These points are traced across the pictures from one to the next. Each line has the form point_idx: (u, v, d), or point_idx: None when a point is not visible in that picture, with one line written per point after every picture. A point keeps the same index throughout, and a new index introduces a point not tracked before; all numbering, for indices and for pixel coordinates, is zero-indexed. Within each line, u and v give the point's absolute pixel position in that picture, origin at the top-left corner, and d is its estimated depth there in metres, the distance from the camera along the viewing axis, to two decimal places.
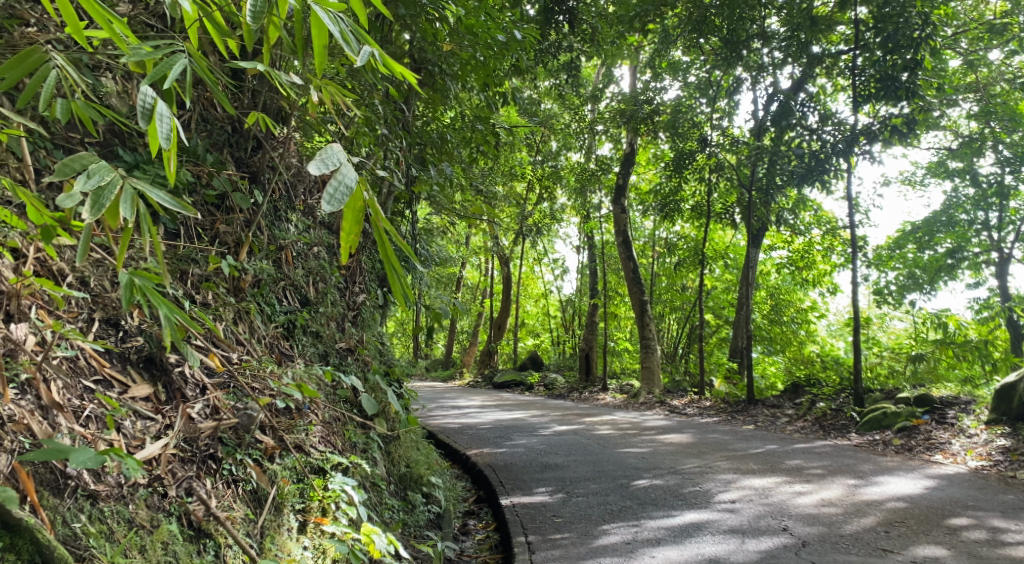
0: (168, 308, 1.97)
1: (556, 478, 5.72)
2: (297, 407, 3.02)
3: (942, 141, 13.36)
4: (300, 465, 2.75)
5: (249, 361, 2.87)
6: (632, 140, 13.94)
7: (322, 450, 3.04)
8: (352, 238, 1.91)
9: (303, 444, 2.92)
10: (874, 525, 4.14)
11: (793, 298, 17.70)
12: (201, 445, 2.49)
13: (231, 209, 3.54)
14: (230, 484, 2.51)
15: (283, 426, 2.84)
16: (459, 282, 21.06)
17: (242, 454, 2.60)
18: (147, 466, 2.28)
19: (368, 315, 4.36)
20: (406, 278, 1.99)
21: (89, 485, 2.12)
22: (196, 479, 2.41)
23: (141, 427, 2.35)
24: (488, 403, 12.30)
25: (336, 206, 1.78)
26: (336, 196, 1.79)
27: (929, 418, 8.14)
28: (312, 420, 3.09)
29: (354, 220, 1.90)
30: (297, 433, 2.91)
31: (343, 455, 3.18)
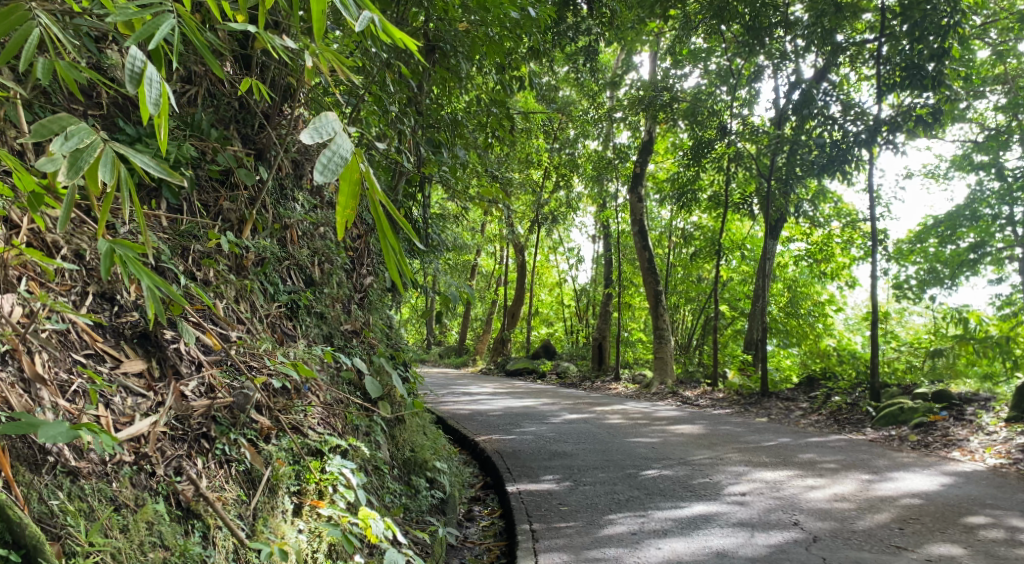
0: (153, 279, 1.88)
1: (565, 466, 5.65)
2: (296, 388, 2.97)
3: (968, 133, 13.09)
4: (296, 446, 2.69)
5: (246, 340, 2.84)
6: (650, 128, 13.77)
7: (322, 432, 2.97)
8: (348, 213, 1.83)
9: (301, 425, 2.87)
10: (887, 521, 4.04)
11: (810, 291, 17.50)
12: (193, 424, 2.45)
13: (236, 186, 3.48)
14: (223, 464, 2.47)
15: (280, 407, 2.79)
16: (474, 269, 21.00)
17: (236, 434, 2.56)
18: (133, 443, 2.24)
19: (376, 296, 4.29)
20: (403, 257, 1.90)
21: (71, 462, 2.08)
22: (186, 458, 2.38)
23: (131, 403, 2.32)
24: (499, 390, 12.26)
25: (330, 178, 1.69)
26: (329, 166, 1.71)
27: (947, 414, 7.99)
28: (312, 401, 3.03)
29: (350, 194, 1.82)
30: (294, 414, 2.85)
31: (343, 437, 3.12)
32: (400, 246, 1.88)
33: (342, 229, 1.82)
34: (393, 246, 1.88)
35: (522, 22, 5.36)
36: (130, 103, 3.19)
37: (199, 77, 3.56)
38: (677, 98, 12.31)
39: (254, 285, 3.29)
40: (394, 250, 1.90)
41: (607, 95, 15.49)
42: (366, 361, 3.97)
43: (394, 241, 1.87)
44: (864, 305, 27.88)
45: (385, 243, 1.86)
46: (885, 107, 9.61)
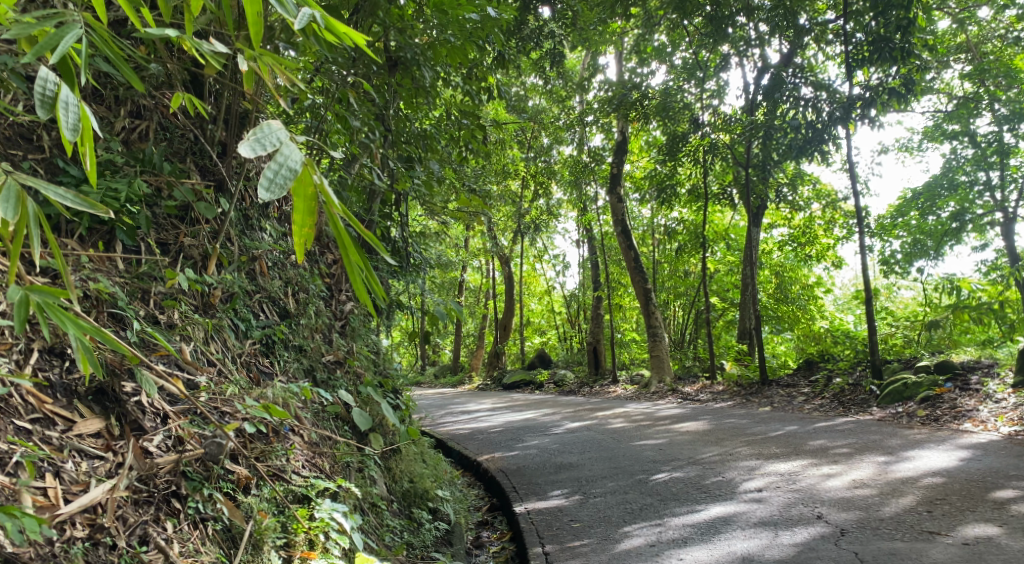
0: (76, 326, 1.75)
1: (572, 478, 5.44)
2: (275, 431, 2.77)
3: (938, 103, 13.06)
4: (280, 495, 2.48)
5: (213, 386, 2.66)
6: (623, 128, 13.66)
7: (306, 475, 2.77)
8: (305, 233, 1.67)
9: (284, 470, 2.67)
10: (914, 505, 3.86)
11: (798, 275, 17.43)
12: (159, 484, 2.25)
13: (196, 221, 3.24)
14: (197, 524, 2.27)
15: (257, 453, 2.57)
16: (460, 286, 20.77)
17: (211, 489, 2.36)
18: (87, 515, 2.04)
19: (359, 323, 4.08)
20: (371, 275, 1.72)
21: (8, 548, 1.85)
22: (153, 523, 2.18)
23: (86, 468, 2.13)
24: (498, 405, 12.03)
25: (276, 194, 1.51)
26: (275, 182, 1.53)
27: (952, 385, 7.87)
28: (294, 443, 2.82)
29: (306, 212, 1.66)
30: (273, 459, 2.64)
31: (332, 479, 2.90)
32: (366, 263, 1.70)
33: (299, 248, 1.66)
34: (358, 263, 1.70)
35: (481, 24, 5.20)
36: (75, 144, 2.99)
37: (149, 111, 3.37)
38: (646, 94, 12.21)
39: (224, 325, 3.08)
40: (360, 268, 1.72)
41: (576, 99, 15.39)
42: (353, 393, 3.75)
43: (358, 258, 1.68)
44: (852, 284, 27.91)
45: (348, 263, 1.66)
46: (855, 84, 9.54)
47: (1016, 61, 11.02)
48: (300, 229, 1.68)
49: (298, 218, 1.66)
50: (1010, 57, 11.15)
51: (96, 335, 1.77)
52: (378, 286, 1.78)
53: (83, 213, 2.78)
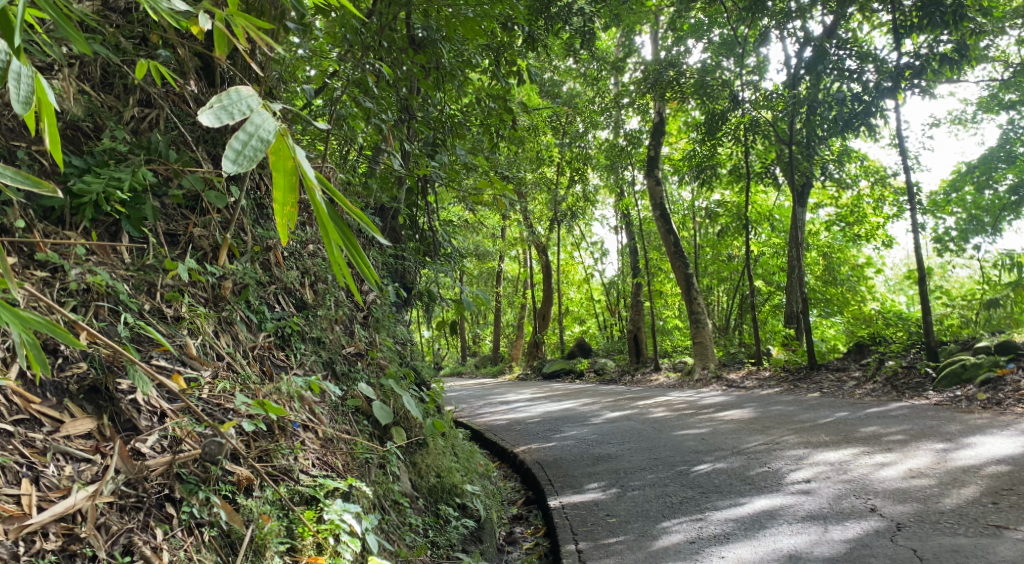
0: (13, 315, 1.59)
1: (610, 470, 5.24)
2: (282, 427, 2.68)
3: (993, 72, 12.47)
4: (283, 498, 2.40)
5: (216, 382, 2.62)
6: (660, 109, 13.34)
7: (316, 474, 2.68)
8: (288, 212, 1.54)
9: (290, 469, 2.58)
10: (977, 496, 3.58)
11: (846, 256, 16.92)
12: (151, 488, 2.19)
13: (207, 210, 3.11)
14: (193, 530, 2.20)
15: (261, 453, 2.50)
16: (498, 276, 20.66)
17: (207, 492, 2.29)
18: (62, 523, 1.99)
19: (382, 313, 3.94)
20: (354, 251, 1.62)
21: None
22: (140, 530, 2.11)
23: (70, 472, 2.09)
24: (538, 395, 11.89)
25: (243, 168, 1.46)
26: (242, 158, 1.47)
27: (1015, 366, 7.47)
28: (302, 440, 2.73)
29: (287, 189, 1.54)
30: (278, 458, 2.55)
31: (344, 477, 2.80)
32: (349, 240, 1.61)
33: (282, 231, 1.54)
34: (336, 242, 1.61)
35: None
36: (81, 135, 2.86)
37: (160, 98, 3.18)
38: (684, 73, 11.91)
39: (233, 317, 2.96)
40: (340, 246, 1.62)
41: (611, 82, 15.10)
42: (375, 385, 3.61)
43: (337, 236, 1.59)
44: (903, 263, 27.12)
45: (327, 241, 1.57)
46: (902, 53, 9.11)
47: None
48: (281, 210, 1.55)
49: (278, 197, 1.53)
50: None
51: (34, 326, 1.61)
52: (366, 264, 1.68)
53: (85, 205, 2.66)
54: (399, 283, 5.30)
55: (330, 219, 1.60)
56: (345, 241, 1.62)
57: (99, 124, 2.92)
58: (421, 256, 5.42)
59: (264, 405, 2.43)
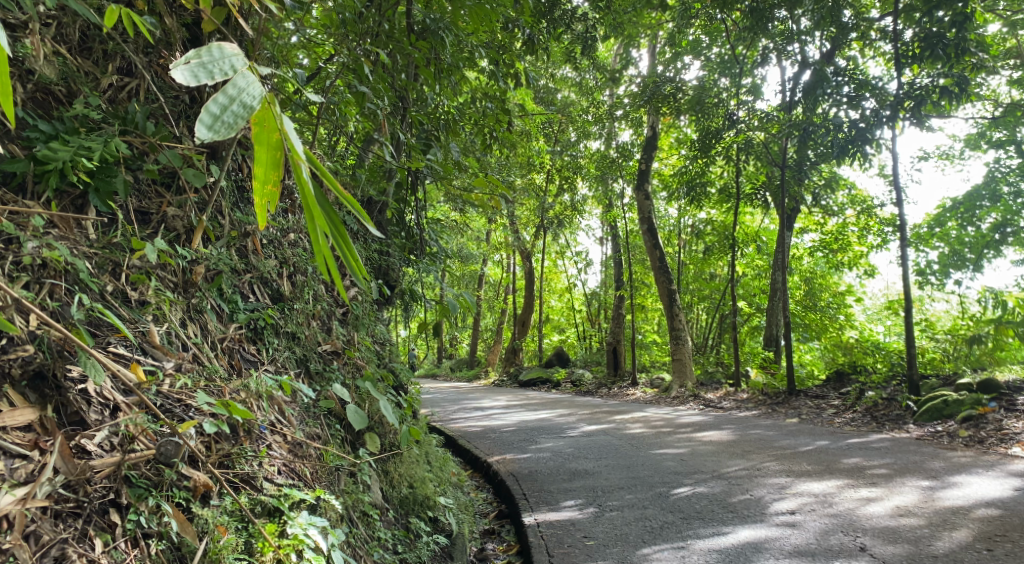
0: None
1: (586, 487, 5.07)
2: (248, 429, 2.50)
3: (984, 110, 12.52)
4: (243, 509, 2.24)
5: (180, 374, 2.44)
6: (654, 123, 13.26)
7: (280, 482, 2.50)
8: (268, 192, 1.50)
9: (254, 477, 2.41)
10: (970, 541, 3.45)
11: (828, 282, 16.90)
12: (92, 492, 2.03)
13: (184, 189, 2.88)
14: (138, 541, 2.05)
15: (222, 457, 2.33)
16: (480, 279, 20.45)
17: (158, 499, 2.12)
18: None
19: (362, 311, 3.74)
20: (340, 239, 1.54)
21: None
22: (73, 542, 1.95)
23: (2, 470, 1.90)
24: (513, 402, 11.72)
25: (219, 135, 1.42)
26: (219, 125, 1.44)
27: (997, 405, 7.41)
28: (269, 444, 2.54)
29: (270, 166, 1.50)
30: (241, 464, 2.38)
31: (310, 486, 2.62)
32: (335, 227, 1.53)
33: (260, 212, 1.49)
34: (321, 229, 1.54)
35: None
36: (52, 99, 2.62)
37: (141, 67, 2.93)
38: (681, 87, 11.82)
39: (204, 306, 2.76)
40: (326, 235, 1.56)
41: (606, 93, 14.99)
42: (350, 387, 3.42)
43: (324, 222, 1.53)
44: (881, 293, 27.29)
45: (313, 225, 1.51)
46: (901, 82, 9.05)
47: None
48: (261, 190, 1.51)
49: (259, 172, 1.49)
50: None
51: None
52: (353, 255, 1.60)
53: (50, 174, 2.43)
54: (381, 280, 5.09)
55: (318, 203, 1.54)
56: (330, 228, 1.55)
57: (73, 89, 2.68)
58: (406, 253, 5.23)
59: (230, 407, 2.24)
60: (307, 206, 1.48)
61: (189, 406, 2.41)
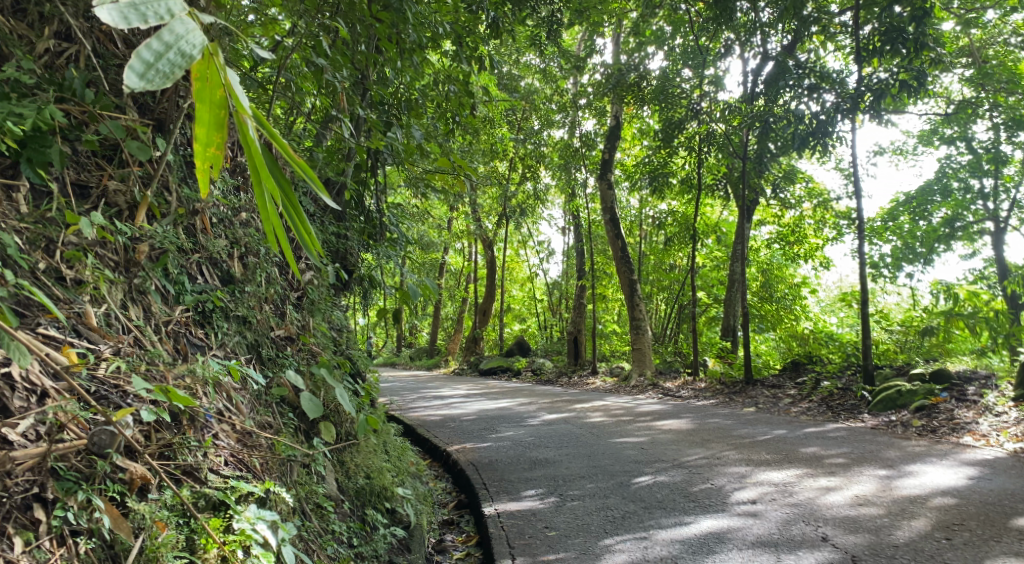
0: None
1: (547, 476, 5.01)
2: (190, 418, 2.37)
3: (937, 107, 12.78)
4: (183, 504, 2.11)
5: (118, 359, 2.30)
6: (616, 112, 13.24)
7: (226, 474, 2.37)
8: (210, 153, 1.51)
9: (197, 468, 2.28)
10: (929, 530, 3.46)
11: (785, 273, 17.14)
12: (14, 486, 1.87)
13: (126, 162, 2.70)
14: (65, 538, 1.90)
15: (161, 447, 2.20)
16: (441, 267, 20.29)
17: (89, 493, 1.98)
18: None
19: (318, 296, 3.61)
20: (289, 204, 1.55)
21: None
22: None
23: None
24: (473, 391, 11.63)
25: (150, 85, 1.41)
26: (149, 72, 1.43)
27: (948, 395, 7.56)
28: (214, 434, 2.41)
29: (214, 127, 1.50)
30: (183, 455, 2.25)
31: (259, 479, 2.49)
32: (284, 191, 1.54)
33: (202, 175, 1.49)
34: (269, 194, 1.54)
35: None
36: None
37: (81, 33, 2.72)
38: (646, 76, 11.80)
39: (147, 287, 2.59)
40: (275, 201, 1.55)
41: (569, 81, 14.92)
42: (304, 374, 3.28)
43: (273, 185, 1.52)
44: (835, 286, 27.83)
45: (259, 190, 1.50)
46: (862, 75, 9.12)
47: (1019, 68, 10.95)
48: (203, 152, 1.51)
49: (203, 133, 1.49)
50: (1014, 64, 11.23)
51: None
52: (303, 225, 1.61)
53: None
54: (339, 264, 4.93)
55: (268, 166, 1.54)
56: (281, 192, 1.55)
57: (5, 52, 2.49)
58: (365, 238, 5.08)
59: (169, 392, 2.10)
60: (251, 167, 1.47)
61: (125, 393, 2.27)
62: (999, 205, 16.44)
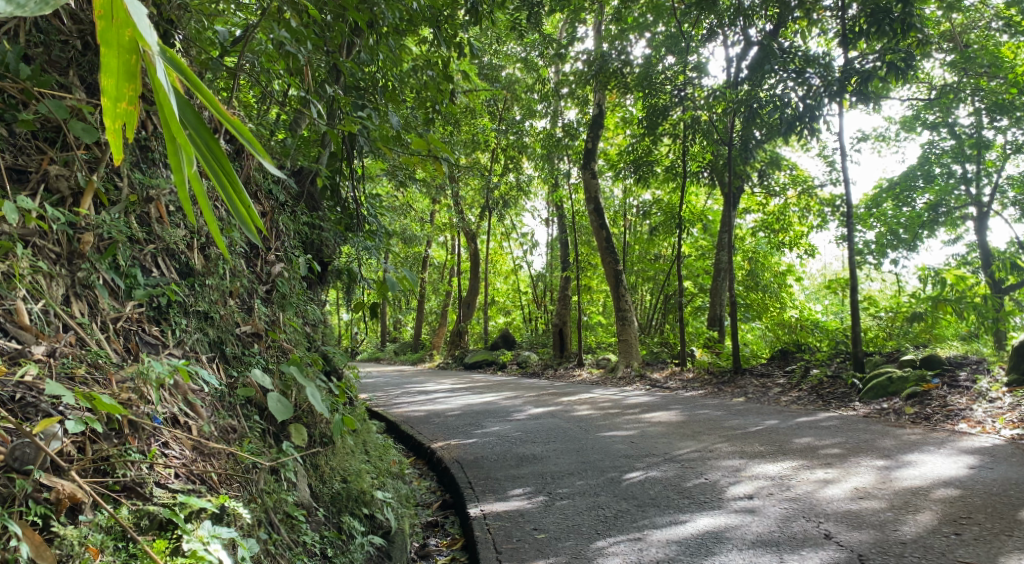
0: None
1: (535, 474, 4.82)
2: (133, 426, 2.18)
3: (919, 91, 12.67)
4: (119, 524, 1.95)
5: (47, 364, 2.11)
6: (599, 100, 13.01)
7: (177, 487, 2.21)
8: (122, 108, 1.41)
9: (141, 483, 2.11)
10: (937, 524, 3.31)
11: (770, 262, 17.05)
12: None
13: (70, 145, 2.46)
14: None
15: (94, 461, 2.04)
16: (424, 261, 20.02)
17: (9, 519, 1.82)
18: None
19: (288, 289, 3.40)
20: (207, 158, 1.49)
21: None
22: None
23: None
24: (457, 386, 11.43)
25: (25, 11, 1.40)
26: None
27: (940, 382, 7.45)
28: (161, 443, 2.25)
29: (124, 76, 1.42)
30: (122, 470, 2.08)
31: (216, 491, 2.32)
32: (202, 146, 1.49)
33: (113, 134, 1.39)
34: (187, 150, 1.49)
35: None
36: None
37: None
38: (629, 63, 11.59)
39: (92, 281, 2.36)
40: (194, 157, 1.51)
41: (551, 70, 14.71)
42: (273, 372, 3.06)
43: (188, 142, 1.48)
44: (819, 274, 27.85)
45: (172, 144, 1.47)
46: (849, 58, 8.95)
47: (1002, 52, 10.88)
48: (113, 107, 1.41)
49: (110, 83, 1.41)
50: (993, 48, 11.24)
51: None
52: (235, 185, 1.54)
53: None
54: (313, 256, 4.68)
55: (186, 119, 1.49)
56: (200, 148, 1.51)
57: None
58: (341, 228, 4.84)
59: (93, 399, 1.95)
60: (163, 117, 1.41)
61: (57, 400, 2.08)
62: (982, 190, 16.43)
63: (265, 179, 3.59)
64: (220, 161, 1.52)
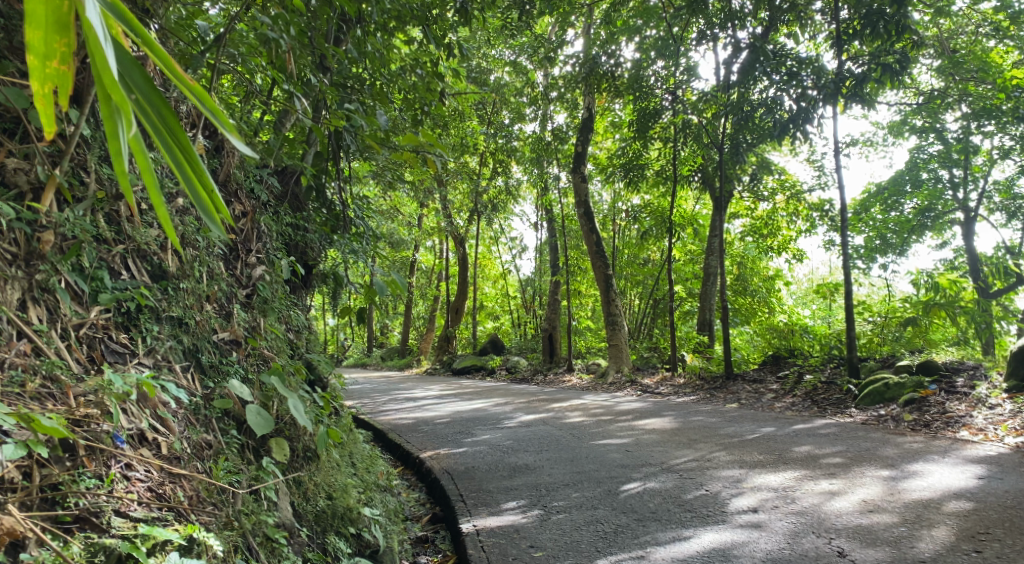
0: None
1: (528, 485, 4.64)
2: (88, 447, 2.00)
3: (908, 96, 12.60)
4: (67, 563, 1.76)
5: None
6: (589, 103, 12.83)
7: (139, 515, 2.03)
8: (52, 69, 1.39)
9: (96, 513, 1.93)
10: (955, 541, 3.18)
11: (759, 266, 16.94)
12: None
13: (30, 137, 2.24)
14: None
15: (41, 490, 1.86)
16: (412, 266, 19.78)
17: None
18: None
19: (270, 294, 3.22)
20: (145, 115, 1.39)
21: None
22: None
23: None
24: (445, 392, 11.23)
25: None
26: None
27: (937, 388, 7.33)
28: (122, 465, 2.07)
29: (53, 30, 1.38)
30: (73, 498, 1.90)
31: (184, 515, 2.14)
32: (141, 103, 1.39)
33: (40, 97, 1.37)
34: (127, 112, 1.39)
35: None
36: None
37: None
38: (620, 66, 11.43)
39: (50, 285, 2.15)
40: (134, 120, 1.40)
41: (540, 73, 14.55)
42: (253, 382, 2.87)
43: (123, 100, 1.37)
44: (806, 278, 27.83)
45: (108, 105, 1.37)
46: (843, 60, 8.81)
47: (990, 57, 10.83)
48: (44, 69, 1.38)
49: (39, 38, 1.37)
50: (981, 53, 11.20)
51: None
52: (187, 150, 1.43)
53: None
54: (297, 260, 4.51)
55: (125, 73, 1.40)
56: (142, 109, 1.40)
57: None
58: (327, 230, 4.63)
59: (33, 422, 1.77)
60: (94, 67, 1.33)
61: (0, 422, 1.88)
62: (969, 195, 16.43)
63: (247, 178, 3.40)
64: (166, 123, 1.41)
